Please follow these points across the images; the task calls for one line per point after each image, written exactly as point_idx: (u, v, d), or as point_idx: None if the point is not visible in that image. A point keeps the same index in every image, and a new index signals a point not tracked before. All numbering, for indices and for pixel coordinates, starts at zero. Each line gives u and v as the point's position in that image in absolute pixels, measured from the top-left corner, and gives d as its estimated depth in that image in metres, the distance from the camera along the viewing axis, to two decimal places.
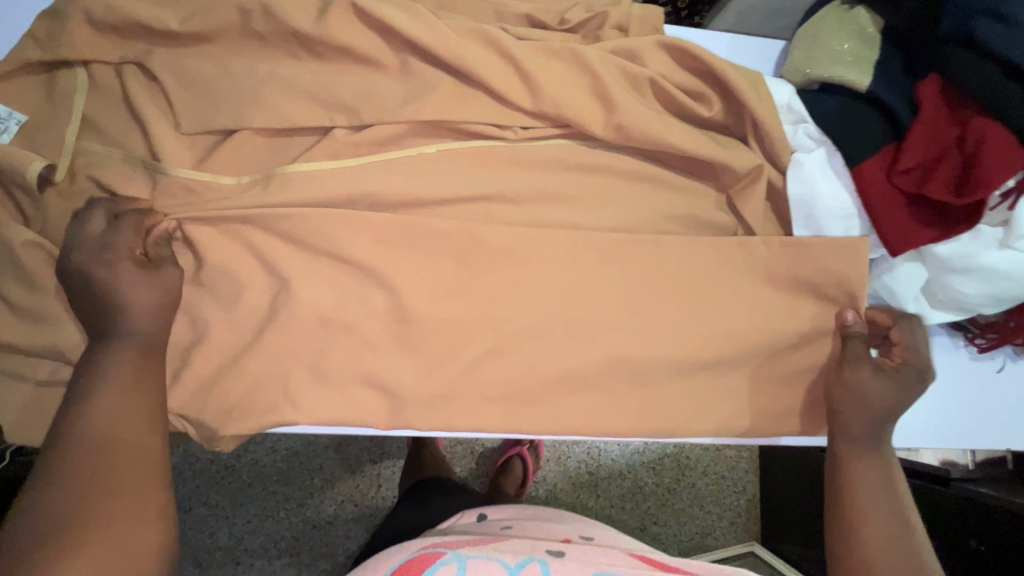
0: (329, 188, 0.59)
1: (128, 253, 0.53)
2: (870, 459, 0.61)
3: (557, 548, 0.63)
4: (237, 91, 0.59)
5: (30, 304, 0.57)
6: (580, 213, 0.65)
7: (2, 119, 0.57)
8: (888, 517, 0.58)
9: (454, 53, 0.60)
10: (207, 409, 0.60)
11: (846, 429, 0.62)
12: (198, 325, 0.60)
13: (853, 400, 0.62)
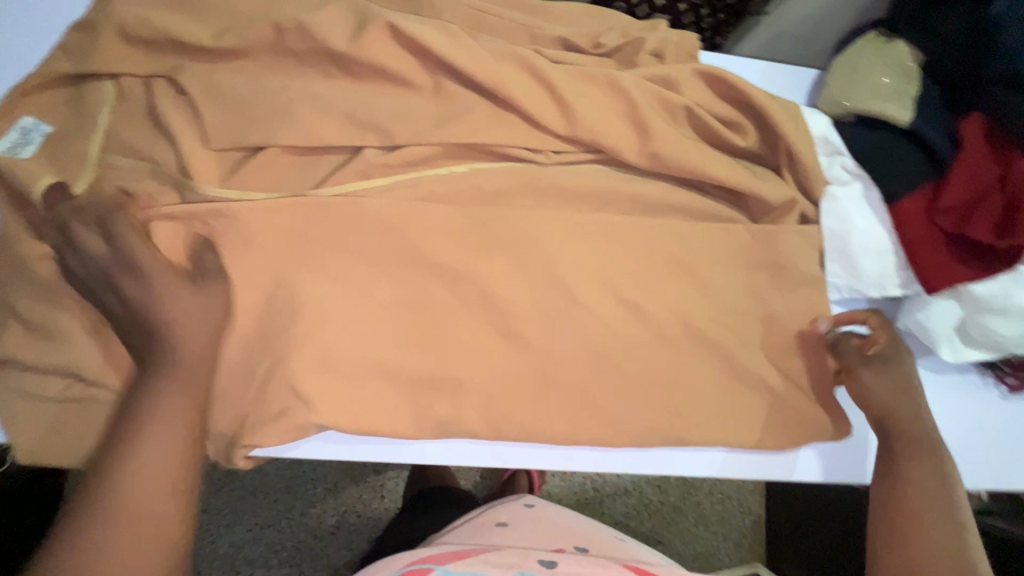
0: (359, 209, 0.58)
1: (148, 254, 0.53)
2: (924, 459, 0.60)
3: (548, 559, 0.63)
4: (268, 108, 0.58)
5: (43, 318, 0.53)
6: (612, 238, 0.63)
7: (25, 130, 0.55)
8: (944, 518, 0.57)
9: (490, 76, 0.59)
10: (223, 431, 0.58)
11: (898, 430, 0.62)
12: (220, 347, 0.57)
13: (885, 395, 0.62)
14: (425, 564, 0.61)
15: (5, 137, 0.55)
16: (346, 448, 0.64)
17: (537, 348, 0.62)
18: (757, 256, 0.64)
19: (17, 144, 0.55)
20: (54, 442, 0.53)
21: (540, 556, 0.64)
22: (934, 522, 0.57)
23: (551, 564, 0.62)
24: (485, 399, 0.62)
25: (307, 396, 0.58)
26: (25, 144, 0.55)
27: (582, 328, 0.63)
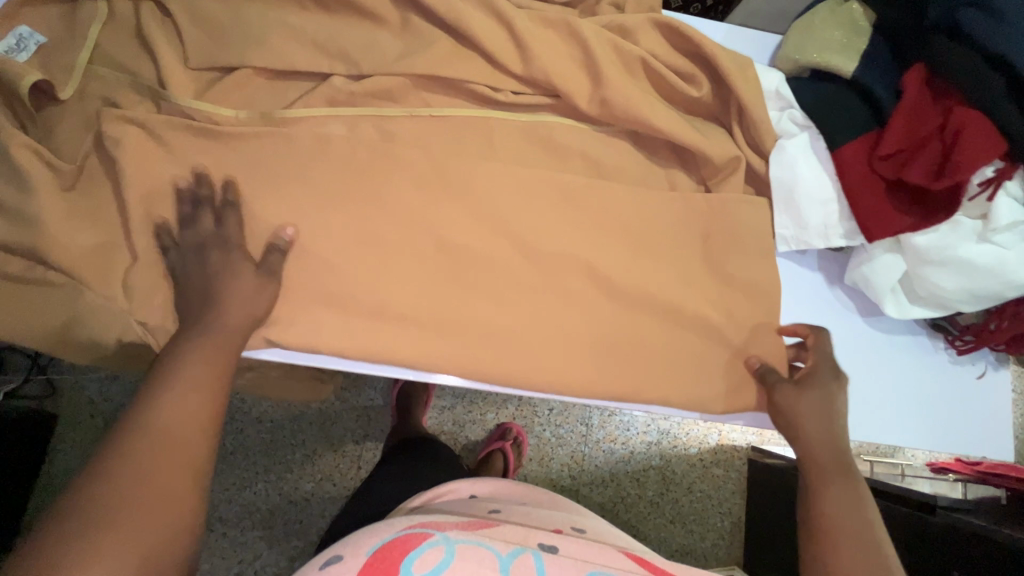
0: (322, 133, 0.62)
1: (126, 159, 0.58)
2: (843, 485, 0.56)
3: (549, 543, 0.57)
4: (244, 33, 0.62)
5: (14, 203, 0.55)
6: (564, 178, 0.65)
7: (23, 39, 0.60)
8: (863, 544, 0.52)
9: (453, 12, 0.62)
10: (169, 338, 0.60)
11: (810, 454, 0.58)
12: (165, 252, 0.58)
13: (797, 415, 0.60)
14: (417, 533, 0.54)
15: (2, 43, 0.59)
16: (279, 358, 0.62)
17: (485, 279, 0.64)
18: (702, 208, 0.66)
19: (13, 51, 0.59)
20: (19, 321, 0.56)
21: (542, 538, 0.58)
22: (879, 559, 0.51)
23: (553, 548, 0.56)
24: (430, 327, 0.62)
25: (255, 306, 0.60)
26: (20, 51, 0.59)
27: (532, 263, 0.64)
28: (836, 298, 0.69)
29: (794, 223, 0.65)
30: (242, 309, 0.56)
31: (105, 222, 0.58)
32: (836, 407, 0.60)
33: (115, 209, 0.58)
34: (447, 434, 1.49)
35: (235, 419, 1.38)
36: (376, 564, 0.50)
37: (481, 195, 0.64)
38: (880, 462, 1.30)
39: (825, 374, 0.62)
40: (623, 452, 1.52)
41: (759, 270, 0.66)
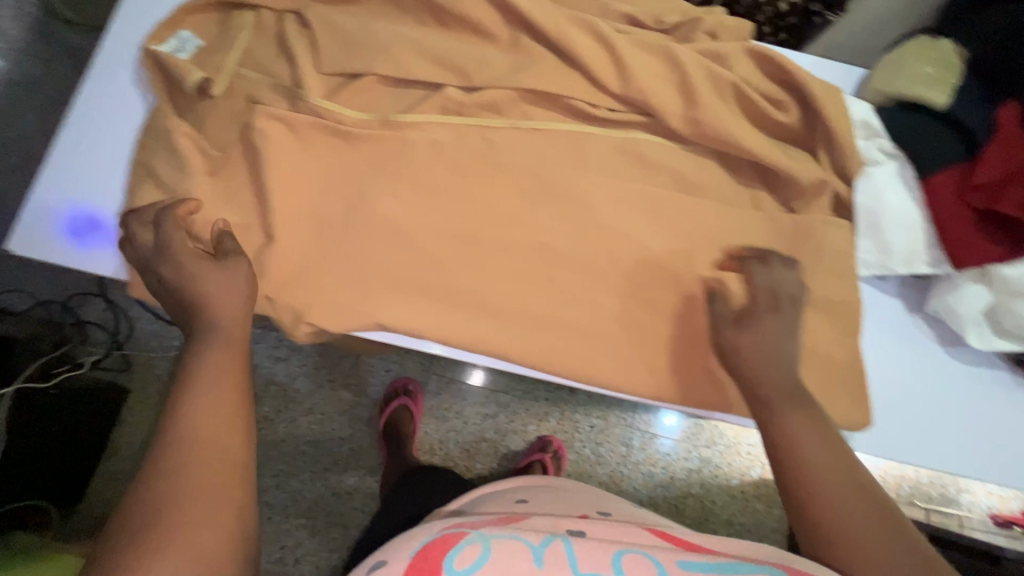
0: (433, 136, 0.68)
1: (263, 147, 0.64)
2: (802, 414, 0.56)
3: (578, 529, 0.52)
4: (371, 45, 0.69)
5: (171, 182, 0.63)
6: (649, 193, 0.70)
7: (182, 42, 0.68)
8: (841, 475, 0.52)
9: (561, 34, 0.68)
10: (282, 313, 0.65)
11: (757, 391, 0.58)
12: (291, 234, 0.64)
13: (750, 350, 0.60)
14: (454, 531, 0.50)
15: (167, 44, 0.68)
16: (380, 339, 0.66)
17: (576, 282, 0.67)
18: (784, 228, 0.69)
19: (176, 51, 0.67)
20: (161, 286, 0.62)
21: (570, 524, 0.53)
22: (887, 522, 0.49)
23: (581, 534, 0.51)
24: (520, 321, 0.66)
25: (344, 284, 0.64)
26: (181, 51, 0.68)
27: (616, 268, 0.68)
28: (915, 326, 0.70)
29: (880, 247, 0.67)
30: (229, 298, 0.58)
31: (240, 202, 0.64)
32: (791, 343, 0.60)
33: (248, 192, 0.65)
34: (489, 441, 1.52)
35: (289, 409, 1.47)
36: (421, 565, 0.45)
37: (572, 201, 0.69)
38: (936, 511, 1.25)
39: (774, 297, 0.63)
40: (662, 476, 1.52)
41: (840, 295, 0.67)
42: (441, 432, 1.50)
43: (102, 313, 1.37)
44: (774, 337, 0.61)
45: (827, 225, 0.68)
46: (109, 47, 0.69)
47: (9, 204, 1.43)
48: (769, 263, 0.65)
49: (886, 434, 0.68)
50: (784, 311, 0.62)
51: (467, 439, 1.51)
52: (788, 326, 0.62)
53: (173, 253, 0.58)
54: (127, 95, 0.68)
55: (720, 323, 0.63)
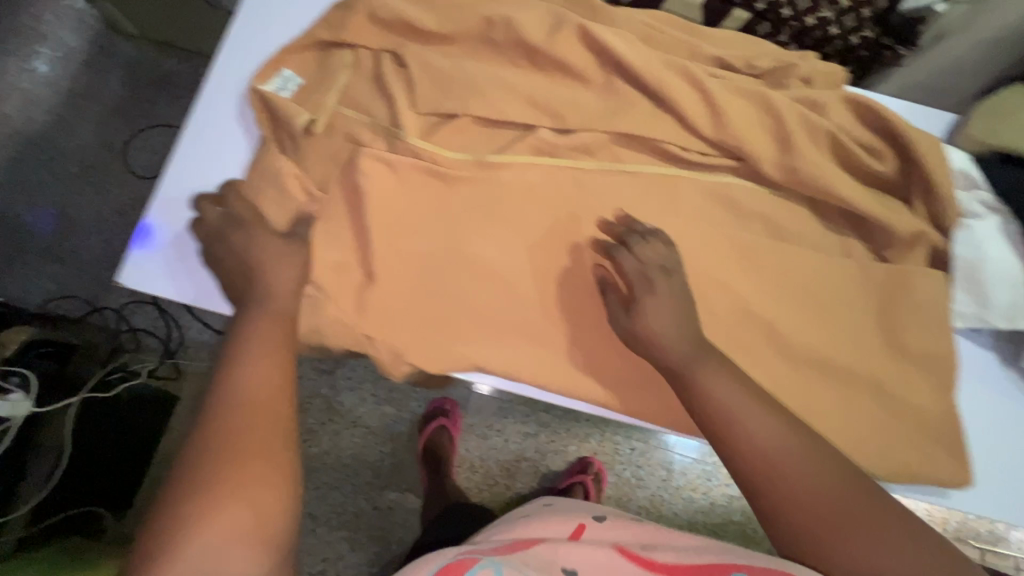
0: (527, 176, 0.69)
1: (366, 190, 0.67)
2: (709, 366, 0.60)
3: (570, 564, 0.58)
4: (468, 86, 0.70)
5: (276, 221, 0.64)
6: (736, 239, 0.71)
7: (285, 80, 0.70)
8: (762, 413, 0.57)
9: (658, 80, 0.68)
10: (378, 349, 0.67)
11: (666, 359, 0.62)
12: (391, 275, 0.67)
13: (647, 332, 0.63)
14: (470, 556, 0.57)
15: (272, 83, 0.70)
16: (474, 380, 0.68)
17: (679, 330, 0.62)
18: (876, 277, 0.69)
19: (279, 90, 0.70)
20: None
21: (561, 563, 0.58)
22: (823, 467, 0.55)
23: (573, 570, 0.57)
24: (605, 362, 0.69)
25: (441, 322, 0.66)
26: (284, 90, 0.70)
27: (705, 313, 0.68)
28: (1010, 379, 0.69)
29: (979, 302, 0.67)
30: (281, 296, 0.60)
31: (341, 242, 0.67)
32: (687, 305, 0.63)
33: (350, 233, 0.67)
34: (528, 461, 1.52)
35: (332, 422, 1.48)
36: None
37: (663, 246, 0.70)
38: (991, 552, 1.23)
39: (651, 273, 0.64)
40: (703, 502, 1.51)
41: (932, 349, 0.67)
42: (482, 450, 1.50)
43: (155, 319, 1.52)
44: (664, 308, 0.62)
45: (920, 277, 0.67)
46: (221, 82, 0.71)
47: (85, 220, 1.53)
48: (645, 240, 0.65)
49: (978, 490, 0.67)
50: (660, 286, 0.63)
51: (507, 458, 1.51)
52: (671, 296, 0.63)
53: (249, 275, 0.61)
54: (237, 131, 0.71)
55: (620, 311, 0.65)
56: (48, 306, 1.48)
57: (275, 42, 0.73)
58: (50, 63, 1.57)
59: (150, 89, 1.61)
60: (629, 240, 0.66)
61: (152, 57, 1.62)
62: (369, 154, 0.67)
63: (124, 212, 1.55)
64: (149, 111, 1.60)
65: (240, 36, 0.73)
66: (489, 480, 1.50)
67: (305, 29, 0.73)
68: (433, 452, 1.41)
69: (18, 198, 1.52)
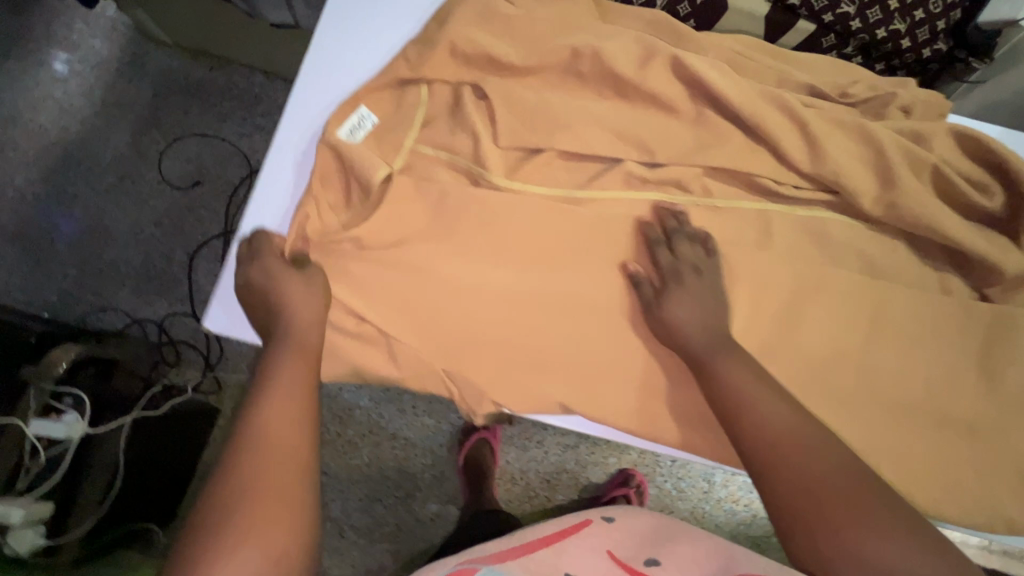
0: (615, 211, 0.67)
1: (453, 231, 0.65)
2: (729, 359, 0.61)
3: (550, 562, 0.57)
4: (553, 119, 0.67)
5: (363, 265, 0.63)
6: (835, 275, 0.67)
7: (359, 119, 0.67)
8: (771, 404, 0.58)
9: (755, 114, 0.66)
10: (465, 392, 0.65)
11: (686, 351, 0.62)
12: (477, 318, 0.64)
13: (673, 324, 0.62)
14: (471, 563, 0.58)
15: (348, 122, 0.67)
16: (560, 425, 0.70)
17: (772, 383, 0.60)
18: (978, 316, 0.67)
19: (355, 128, 0.67)
20: (353, 367, 0.64)
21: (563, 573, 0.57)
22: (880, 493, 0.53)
23: None
24: (693, 408, 0.67)
25: (529, 365, 0.65)
26: (359, 130, 0.67)
27: (800, 354, 0.67)
28: None
29: None
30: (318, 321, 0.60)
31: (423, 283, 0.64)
32: (718, 302, 0.63)
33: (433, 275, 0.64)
34: (568, 472, 1.50)
35: (373, 434, 1.45)
36: None
37: (757, 284, 0.67)
38: None
39: (684, 270, 0.63)
40: (744, 514, 1.49)
41: None
42: (523, 462, 1.47)
43: (194, 331, 1.44)
44: (692, 300, 0.62)
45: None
46: (294, 122, 0.70)
47: (114, 231, 1.45)
48: (689, 240, 0.65)
49: None
50: (689, 281, 0.63)
51: (548, 469, 1.49)
52: (701, 292, 0.63)
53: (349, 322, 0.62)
54: (308, 171, 0.69)
55: (652, 304, 0.64)
56: (88, 319, 1.42)
57: (350, 81, 0.72)
58: (83, 73, 1.49)
59: (181, 98, 1.51)
60: (668, 236, 0.65)
61: (183, 65, 1.52)
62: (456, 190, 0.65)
63: (161, 223, 1.47)
64: (182, 120, 1.51)
65: (316, 69, 0.71)
66: (530, 491, 1.47)
67: (383, 64, 0.72)
68: (474, 464, 1.39)
69: (58, 210, 1.46)
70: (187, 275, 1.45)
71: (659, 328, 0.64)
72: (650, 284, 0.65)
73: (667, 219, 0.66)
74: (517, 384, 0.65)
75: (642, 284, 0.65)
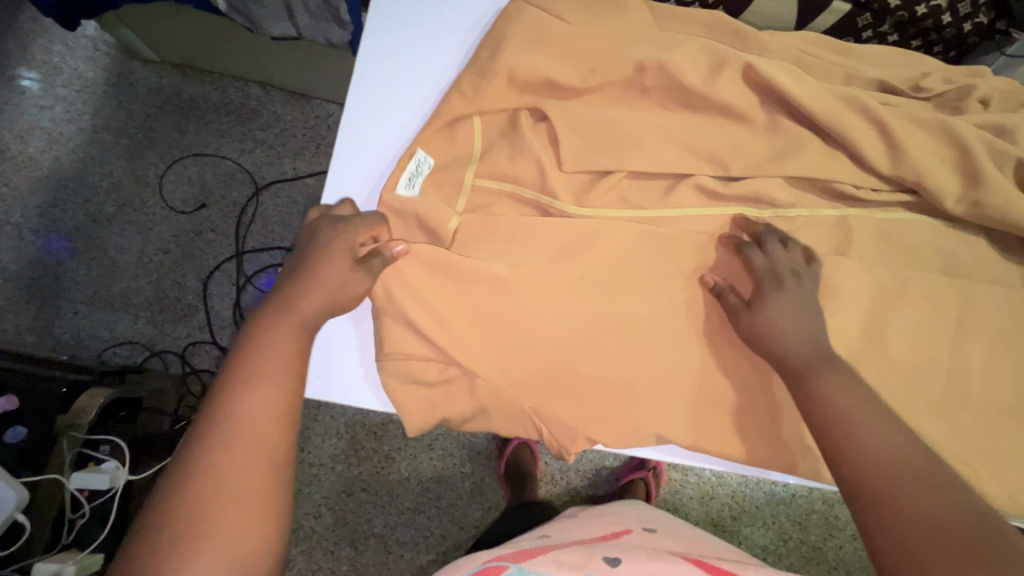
0: (688, 228, 0.65)
1: (527, 264, 0.62)
2: (833, 370, 0.55)
3: (612, 556, 0.55)
4: (622, 138, 0.64)
5: (435, 310, 0.60)
6: (916, 276, 0.66)
7: (417, 163, 0.63)
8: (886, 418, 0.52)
9: (835, 118, 0.63)
10: (548, 429, 0.62)
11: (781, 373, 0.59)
12: (558, 353, 0.61)
13: (765, 328, 0.59)
14: (498, 561, 0.54)
15: (405, 170, 0.63)
16: (654, 454, 0.67)
17: None
18: None
19: (411, 176, 0.63)
20: (432, 420, 0.61)
21: (602, 553, 0.56)
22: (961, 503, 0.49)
23: (615, 560, 0.54)
24: (788, 432, 0.64)
25: (615, 395, 0.62)
26: (417, 176, 0.63)
27: (892, 363, 0.64)
28: None
29: None
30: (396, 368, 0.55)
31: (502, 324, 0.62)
32: (817, 309, 0.60)
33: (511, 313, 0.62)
34: (591, 457, 1.31)
35: (409, 445, 1.30)
36: None
37: (843, 294, 0.64)
38: None
39: (777, 274, 0.61)
40: (784, 493, 1.31)
41: None
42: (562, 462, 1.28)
43: (216, 358, 1.31)
44: (791, 304, 0.59)
45: None
46: (352, 176, 0.66)
47: (116, 260, 1.33)
48: (781, 246, 0.62)
49: None
50: (787, 286, 0.60)
51: (588, 468, 1.30)
52: (796, 298, 0.60)
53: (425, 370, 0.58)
54: None
55: (739, 312, 0.61)
56: (105, 356, 1.29)
57: (399, 125, 0.68)
58: (69, 100, 1.36)
59: (176, 117, 1.38)
60: (757, 240, 0.63)
61: (174, 83, 1.38)
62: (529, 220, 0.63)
63: (170, 250, 1.34)
64: (179, 140, 1.37)
65: (365, 103, 0.68)
66: (571, 493, 1.29)
67: (433, 96, 0.68)
68: (517, 469, 1.23)
69: (59, 241, 1.32)
70: (202, 301, 1.33)
71: (749, 338, 0.60)
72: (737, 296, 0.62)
73: (755, 228, 0.64)
74: (605, 415, 0.62)
75: (727, 293, 0.62)
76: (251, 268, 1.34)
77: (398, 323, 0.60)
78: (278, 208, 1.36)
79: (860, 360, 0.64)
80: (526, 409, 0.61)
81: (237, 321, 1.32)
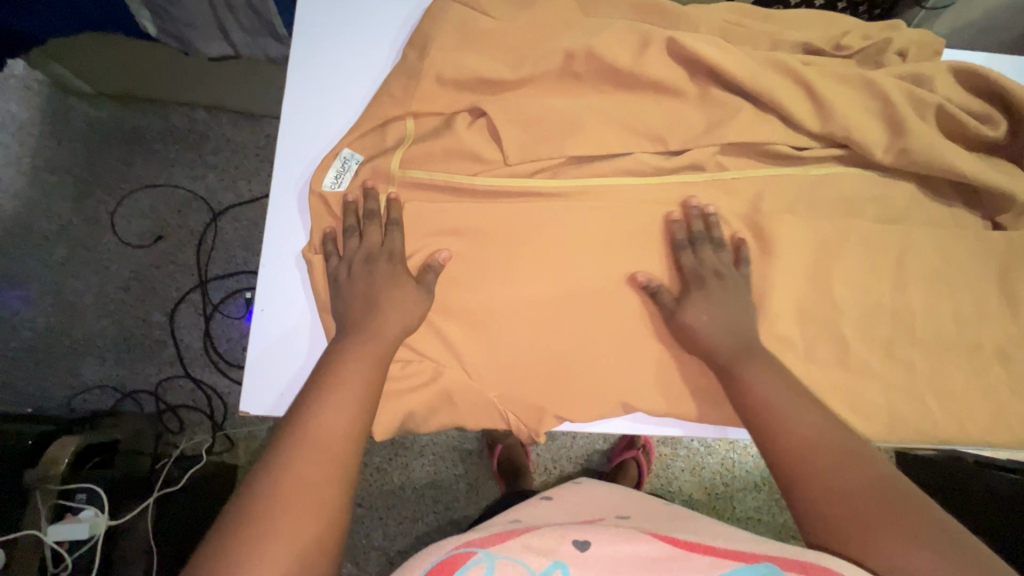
0: (635, 203, 0.66)
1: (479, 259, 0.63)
2: (758, 364, 0.59)
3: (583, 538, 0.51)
4: (560, 124, 0.64)
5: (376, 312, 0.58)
6: (856, 226, 0.68)
7: (344, 159, 0.64)
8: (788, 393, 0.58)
9: (763, 85, 0.65)
10: (518, 417, 0.63)
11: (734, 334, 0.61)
12: (519, 341, 0.62)
13: (694, 331, 0.61)
14: (467, 546, 0.52)
15: (331, 169, 0.64)
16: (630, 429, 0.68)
17: None
18: (992, 242, 0.69)
19: (338, 172, 0.64)
20: (399, 421, 0.60)
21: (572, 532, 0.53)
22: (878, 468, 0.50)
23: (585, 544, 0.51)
24: None
25: (579, 376, 0.63)
26: (345, 172, 0.64)
27: (842, 312, 0.66)
28: None
29: None
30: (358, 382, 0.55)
31: (462, 320, 0.62)
32: (743, 307, 0.63)
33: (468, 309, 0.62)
34: (581, 443, 1.33)
35: (399, 454, 1.30)
36: None
37: (788, 251, 0.66)
38: None
39: (706, 274, 0.63)
40: None
41: None
42: (553, 452, 1.29)
43: (191, 391, 1.28)
44: (712, 303, 0.62)
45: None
46: (283, 185, 0.66)
47: (74, 303, 1.29)
48: (711, 244, 0.64)
49: None
50: (712, 285, 0.62)
51: (578, 453, 1.31)
52: (724, 297, 0.62)
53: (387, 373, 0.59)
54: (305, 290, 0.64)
55: (673, 314, 0.62)
56: (74, 403, 1.26)
57: (339, 126, 0.67)
58: (4, 143, 1.30)
59: (121, 150, 1.34)
60: (690, 240, 0.64)
61: (114, 115, 1.34)
62: (475, 213, 0.63)
63: (130, 286, 1.30)
64: (126, 173, 1.33)
65: (298, 108, 0.67)
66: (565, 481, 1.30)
67: (370, 92, 0.68)
68: (508, 464, 1.23)
69: (11, 290, 1.28)
70: (170, 334, 1.29)
71: (686, 338, 0.62)
72: (669, 295, 0.63)
73: (694, 219, 0.65)
74: (572, 397, 0.63)
75: (660, 293, 0.63)
76: (217, 295, 1.31)
77: (350, 328, 0.59)
78: (237, 232, 1.33)
79: (810, 312, 0.66)
80: (494, 398, 0.62)
81: (208, 350, 1.29)
